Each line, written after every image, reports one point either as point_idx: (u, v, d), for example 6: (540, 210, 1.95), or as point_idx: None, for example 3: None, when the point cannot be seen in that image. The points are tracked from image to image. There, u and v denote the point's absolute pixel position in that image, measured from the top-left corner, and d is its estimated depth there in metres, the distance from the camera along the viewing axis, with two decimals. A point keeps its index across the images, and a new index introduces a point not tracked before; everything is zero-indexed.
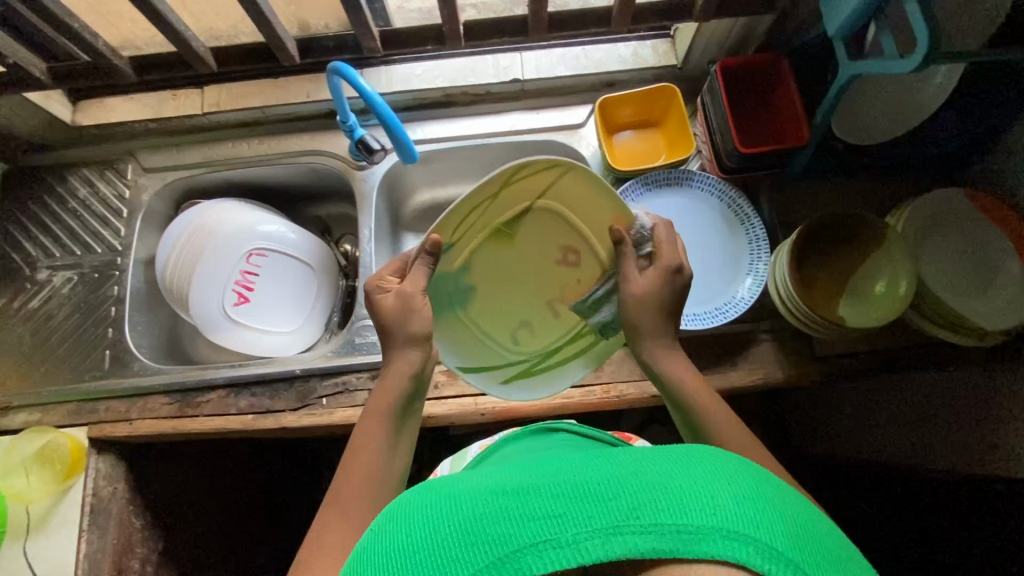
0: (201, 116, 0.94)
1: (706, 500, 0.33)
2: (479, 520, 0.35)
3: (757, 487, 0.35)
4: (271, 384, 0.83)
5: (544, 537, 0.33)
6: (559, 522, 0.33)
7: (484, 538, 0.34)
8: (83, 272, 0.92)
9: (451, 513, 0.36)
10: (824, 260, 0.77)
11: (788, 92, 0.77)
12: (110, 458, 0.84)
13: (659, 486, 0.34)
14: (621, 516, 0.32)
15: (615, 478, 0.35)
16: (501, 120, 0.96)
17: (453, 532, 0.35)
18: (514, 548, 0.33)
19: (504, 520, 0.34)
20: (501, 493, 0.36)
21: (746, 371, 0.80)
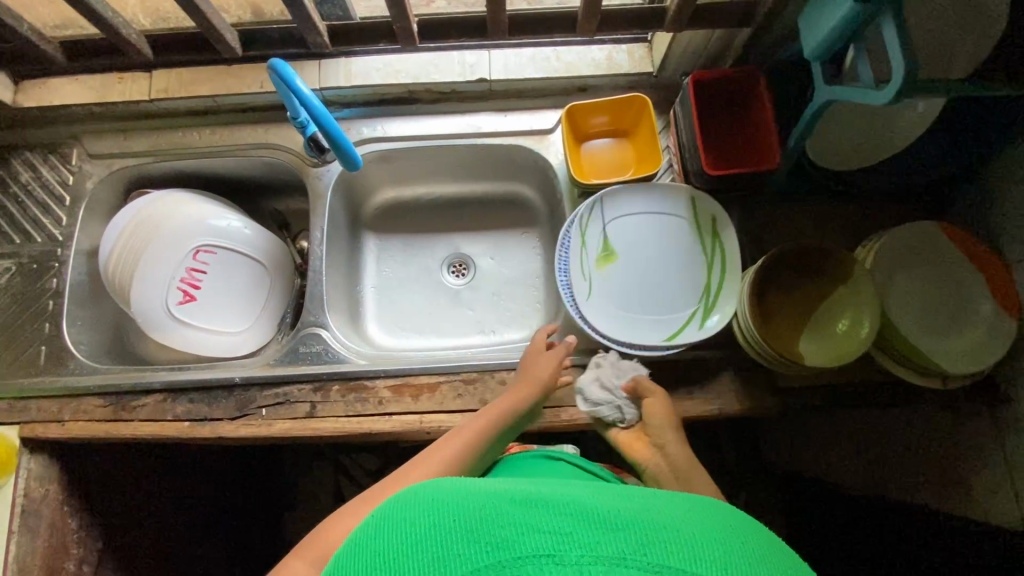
0: (148, 102, 0.89)
1: (712, 554, 0.34)
2: (488, 520, 0.35)
3: (762, 552, 0.36)
4: (210, 391, 0.80)
5: (551, 552, 0.33)
6: (566, 540, 0.33)
7: (487, 538, 0.34)
8: (21, 262, 0.88)
9: (458, 510, 0.37)
10: (786, 293, 0.73)
11: (762, 110, 0.73)
12: (42, 459, 0.82)
13: (668, 534, 0.35)
14: (628, 550, 0.33)
15: (626, 515, 0.36)
16: (465, 122, 0.91)
17: (456, 526, 0.35)
18: (518, 555, 0.33)
19: (510, 525, 0.35)
20: (512, 502, 0.37)
21: (702, 402, 0.77)
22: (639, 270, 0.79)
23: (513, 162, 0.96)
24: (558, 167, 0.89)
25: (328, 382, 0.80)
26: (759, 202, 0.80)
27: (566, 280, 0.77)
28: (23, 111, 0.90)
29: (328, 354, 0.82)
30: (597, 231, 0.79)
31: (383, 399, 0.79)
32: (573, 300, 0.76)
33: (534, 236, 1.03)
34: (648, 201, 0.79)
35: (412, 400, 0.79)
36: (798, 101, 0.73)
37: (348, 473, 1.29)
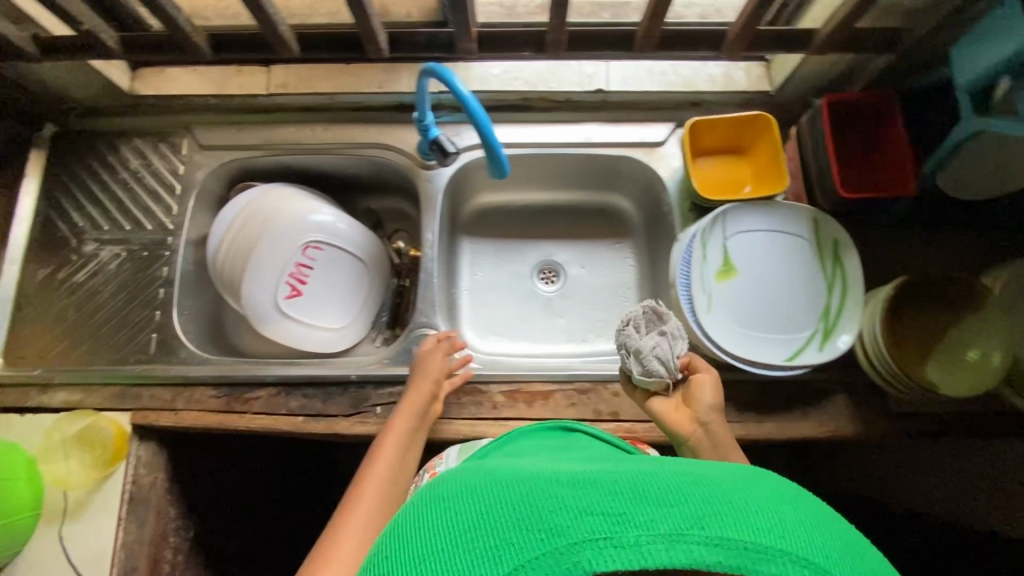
0: (265, 96, 0.89)
1: (773, 521, 0.32)
2: (533, 504, 0.33)
3: (821, 513, 0.34)
4: (324, 387, 0.80)
5: (606, 535, 0.31)
6: (621, 522, 0.31)
7: (540, 525, 0.32)
8: (132, 249, 0.88)
9: (500, 496, 0.34)
10: (915, 318, 0.73)
11: (896, 134, 0.73)
12: (151, 446, 0.82)
13: (724, 500, 0.32)
14: (685, 524, 0.30)
15: (676, 482, 0.33)
16: (576, 131, 0.91)
17: (504, 516, 0.33)
18: (569, 541, 0.31)
19: (560, 510, 0.32)
20: (558, 483, 0.34)
21: (816, 422, 0.78)
22: (759, 287, 0.79)
23: (617, 173, 0.96)
24: (669, 180, 0.90)
25: None
26: (880, 226, 0.80)
27: (687, 293, 0.77)
28: (138, 98, 0.90)
29: None
30: (718, 246, 0.79)
31: (497, 403, 0.79)
32: (695, 314, 0.76)
33: (626, 246, 1.03)
34: (770, 219, 0.79)
35: (526, 406, 0.79)
36: (932, 129, 0.73)
37: None
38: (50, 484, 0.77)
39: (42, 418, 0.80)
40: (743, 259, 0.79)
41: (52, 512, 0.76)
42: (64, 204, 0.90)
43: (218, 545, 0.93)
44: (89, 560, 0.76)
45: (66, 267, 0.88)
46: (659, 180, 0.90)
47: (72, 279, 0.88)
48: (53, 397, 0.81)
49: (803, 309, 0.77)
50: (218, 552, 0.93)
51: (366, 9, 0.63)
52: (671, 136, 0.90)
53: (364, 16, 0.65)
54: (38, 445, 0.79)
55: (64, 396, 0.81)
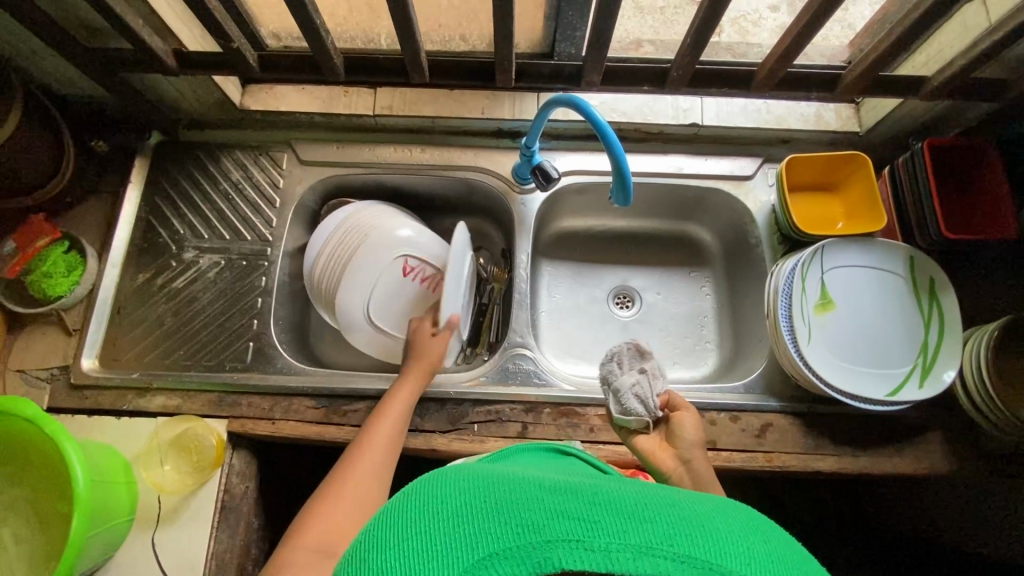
0: (370, 116, 0.92)
1: (738, 548, 0.36)
2: (520, 505, 0.38)
3: (783, 551, 0.37)
4: (422, 402, 0.81)
5: (578, 537, 0.35)
6: (593, 527, 0.35)
7: (518, 520, 0.36)
8: (231, 258, 0.90)
9: (491, 493, 0.39)
10: (1014, 355, 0.73)
11: (996, 180, 0.76)
12: (243, 455, 0.82)
13: (694, 527, 0.36)
14: (656, 539, 0.34)
15: (655, 505, 0.37)
16: (668, 160, 0.94)
17: (487, 506, 0.38)
18: (544, 539, 0.35)
19: (537, 510, 0.37)
20: (543, 491, 0.39)
21: (912, 459, 0.78)
22: (857, 321, 0.80)
23: (701, 204, 0.98)
24: (757, 213, 0.92)
25: (540, 404, 0.81)
26: (975, 266, 0.82)
27: (788, 325, 0.79)
28: (246, 112, 0.93)
29: (537, 376, 0.83)
30: (816, 279, 0.81)
31: (594, 426, 0.79)
32: (796, 346, 0.78)
33: (704, 275, 1.03)
34: (867, 255, 0.81)
35: None
36: None
37: None
38: (146, 488, 0.77)
39: (140, 421, 0.80)
40: (840, 294, 0.81)
41: (147, 517, 0.76)
42: (165, 211, 0.92)
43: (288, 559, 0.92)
44: (181, 570, 0.74)
45: (165, 272, 0.90)
46: (746, 213, 0.93)
47: (170, 285, 0.89)
48: (151, 401, 0.81)
49: (899, 346, 0.79)
50: None
51: (510, 41, 0.67)
52: (759, 170, 0.93)
53: (505, 46, 0.68)
54: (138, 448, 0.79)
55: (162, 400, 0.82)
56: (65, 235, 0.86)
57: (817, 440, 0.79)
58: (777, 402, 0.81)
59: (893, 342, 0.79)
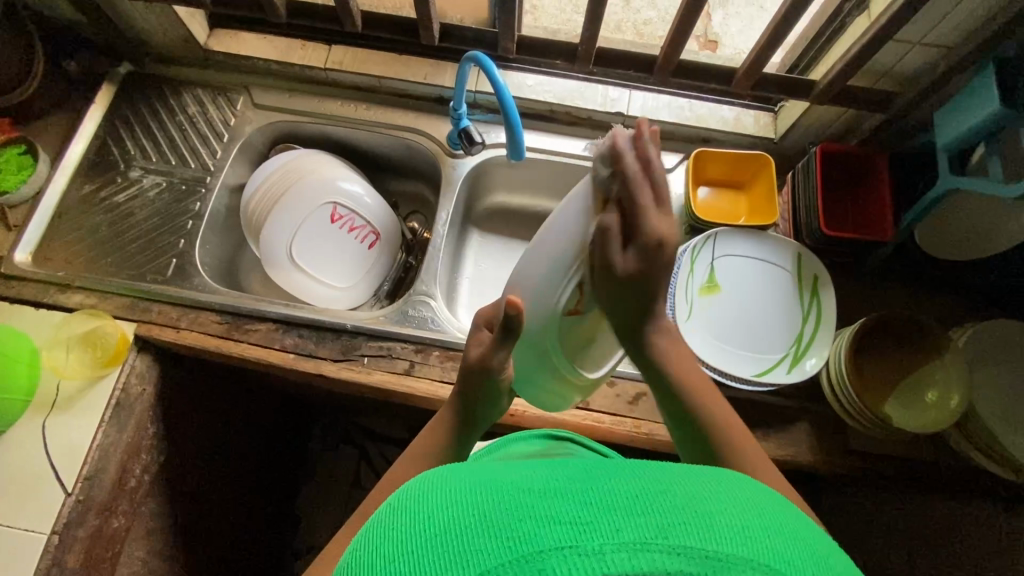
0: (321, 69, 0.99)
1: (735, 526, 0.31)
2: (510, 513, 0.31)
3: (781, 520, 0.33)
4: (320, 330, 0.85)
5: (573, 543, 0.29)
6: (586, 530, 0.29)
7: (508, 532, 0.30)
8: (172, 181, 0.97)
9: (477, 503, 0.32)
10: (879, 358, 0.78)
11: (880, 186, 0.80)
12: (146, 359, 0.86)
13: (686, 512, 0.30)
14: (650, 534, 0.29)
15: (647, 495, 0.31)
16: (601, 140, 0.99)
17: (475, 519, 0.31)
18: (538, 548, 0.29)
19: (529, 518, 0.30)
20: (534, 494, 0.32)
21: (775, 444, 0.80)
22: (739, 308, 0.84)
23: None
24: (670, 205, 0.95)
25: (430, 346, 0.85)
26: (859, 271, 0.85)
27: (672, 301, 0.82)
28: (210, 53, 1.00)
29: (433, 323, 0.88)
30: (706, 263, 0.85)
31: None
32: (676, 321, 0.81)
33: None
34: (757, 248, 0.85)
35: None
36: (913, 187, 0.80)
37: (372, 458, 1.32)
38: (45, 374, 0.81)
39: (55, 313, 0.85)
40: (727, 278, 0.85)
41: (42, 400, 0.80)
42: (122, 132, 0.99)
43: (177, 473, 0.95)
44: (63, 453, 0.79)
45: (110, 186, 0.96)
46: None
47: (113, 198, 0.95)
48: (70, 297, 0.86)
49: (773, 335, 0.82)
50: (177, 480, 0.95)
51: None
52: (679, 165, 0.97)
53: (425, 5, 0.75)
54: (47, 337, 0.84)
55: (80, 298, 0.87)
56: (21, 139, 0.93)
57: None
58: None
59: (767, 330, 0.83)
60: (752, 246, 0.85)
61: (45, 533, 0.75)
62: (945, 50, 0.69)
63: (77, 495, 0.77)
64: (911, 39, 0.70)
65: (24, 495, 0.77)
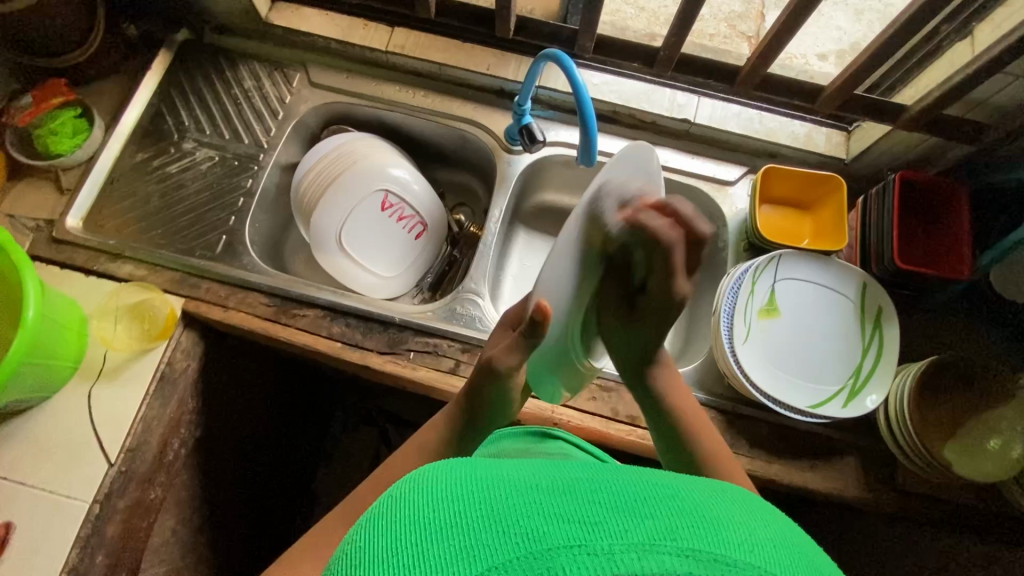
0: (381, 52, 0.97)
1: (742, 534, 0.29)
2: (515, 509, 0.30)
3: (786, 532, 0.32)
4: (367, 321, 0.84)
5: (580, 542, 0.28)
6: (592, 530, 0.28)
7: (516, 527, 0.29)
8: (225, 156, 0.96)
9: (480, 496, 0.31)
10: (947, 397, 0.74)
11: (960, 221, 0.77)
12: (192, 335, 0.86)
13: (695, 514, 0.30)
14: (657, 535, 0.28)
15: (653, 494, 0.31)
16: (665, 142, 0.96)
17: (482, 515, 0.30)
18: (545, 547, 0.28)
19: (537, 514, 0.29)
20: (536, 489, 0.31)
21: (822, 476, 0.78)
22: (796, 334, 0.82)
23: None
24: (730, 219, 0.92)
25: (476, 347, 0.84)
26: (922, 306, 0.83)
27: (729, 321, 0.80)
28: (269, 27, 0.98)
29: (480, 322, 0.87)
30: (767, 286, 0.82)
31: None
32: (731, 343, 0.79)
33: None
34: (820, 273, 0.82)
35: None
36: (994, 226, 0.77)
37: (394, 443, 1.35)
38: (94, 342, 0.81)
39: (105, 282, 0.85)
40: (787, 303, 0.82)
41: (90, 368, 0.80)
42: (177, 102, 0.98)
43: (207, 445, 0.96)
44: (108, 423, 0.79)
45: (163, 156, 0.95)
46: (720, 217, 0.93)
47: (164, 168, 0.95)
48: (120, 267, 0.86)
49: (829, 366, 0.80)
50: (206, 452, 0.96)
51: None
52: (742, 178, 0.94)
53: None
54: (97, 306, 0.84)
55: (130, 269, 0.86)
56: (78, 102, 0.92)
57: (733, 438, 0.80)
58: (704, 395, 0.82)
59: (824, 362, 0.80)
60: (814, 272, 0.82)
61: (86, 502, 0.76)
62: None
63: (119, 467, 0.78)
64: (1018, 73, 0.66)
65: (68, 461, 0.77)
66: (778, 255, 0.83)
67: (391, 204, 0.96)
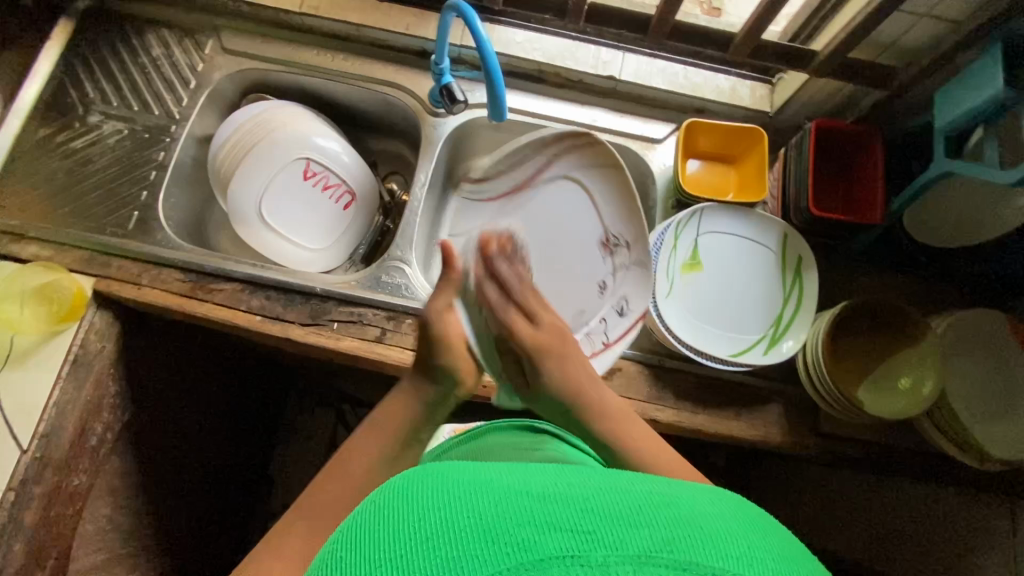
0: (296, 14, 0.93)
1: (733, 545, 0.29)
2: (505, 518, 0.29)
3: (775, 542, 0.32)
4: (288, 293, 0.82)
5: (573, 552, 0.28)
6: (588, 540, 0.28)
7: (506, 539, 0.28)
8: (134, 129, 0.91)
9: (468, 504, 0.31)
10: (857, 340, 0.77)
11: (873, 167, 0.77)
12: (106, 316, 0.83)
13: (690, 528, 0.30)
14: (653, 546, 0.28)
15: (648, 507, 0.30)
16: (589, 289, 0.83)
17: (472, 526, 0.29)
18: (537, 557, 0.27)
19: (529, 525, 0.29)
20: (529, 497, 0.31)
21: (747, 425, 0.79)
22: (720, 286, 0.82)
23: None
24: (658, 176, 0.92)
25: (402, 314, 0.82)
26: (844, 254, 0.84)
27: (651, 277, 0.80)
28: None
29: (406, 290, 0.85)
30: (690, 240, 0.82)
31: None
32: (654, 297, 0.80)
33: None
34: (742, 225, 0.83)
35: None
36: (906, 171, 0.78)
37: (348, 421, 1.34)
38: None
39: (8, 265, 0.81)
40: (709, 256, 0.83)
41: None
42: (80, 73, 0.93)
43: (138, 428, 0.94)
44: (18, 408, 0.76)
45: (68, 131, 0.90)
46: (649, 175, 0.93)
47: (70, 144, 0.90)
48: (24, 249, 0.82)
49: (751, 317, 0.81)
50: (138, 435, 0.94)
51: None
52: (670, 135, 0.93)
53: None
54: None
55: (35, 250, 0.82)
56: None
57: (660, 391, 0.80)
58: (631, 350, 0.82)
59: (745, 313, 0.81)
60: (734, 225, 0.83)
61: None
62: (956, 25, 0.65)
63: (33, 453, 0.75)
64: (919, 11, 0.66)
65: None
66: (700, 208, 0.83)
67: (313, 173, 0.93)
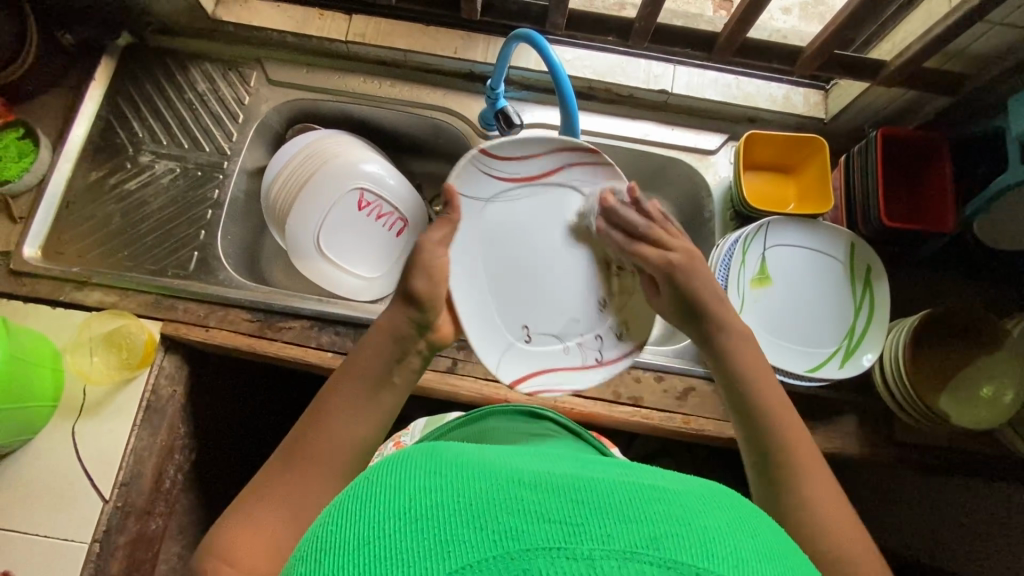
0: (341, 42, 0.92)
1: (734, 548, 0.24)
2: (485, 500, 0.24)
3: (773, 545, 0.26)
4: (357, 327, 0.82)
5: (560, 545, 0.23)
6: (573, 532, 0.23)
7: (491, 524, 0.23)
8: (186, 167, 0.91)
9: (447, 485, 0.26)
10: (936, 349, 0.76)
11: (942, 175, 0.77)
12: (175, 359, 0.82)
13: (683, 522, 0.24)
14: (642, 541, 0.23)
15: (644, 497, 0.25)
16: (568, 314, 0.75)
17: (452, 509, 0.24)
18: (524, 547, 0.23)
19: (512, 510, 0.24)
20: (521, 483, 0.25)
21: (824, 437, 0.79)
22: (790, 299, 0.82)
23: (663, 173, 0.96)
24: (714, 189, 0.91)
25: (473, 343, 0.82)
26: (909, 260, 0.84)
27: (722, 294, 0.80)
28: (218, 24, 0.92)
29: None
30: (757, 255, 0.82)
31: None
32: None
33: None
34: (809, 237, 0.82)
35: None
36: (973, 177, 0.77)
37: None
38: (70, 376, 0.77)
39: (76, 313, 0.80)
40: (778, 270, 0.82)
41: (71, 405, 0.76)
42: (126, 112, 0.92)
43: (205, 463, 0.94)
44: (97, 457, 0.76)
45: (120, 172, 0.90)
46: (705, 187, 0.92)
47: (123, 185, 0.90)
48: (88, 295, 0.81)
49: (825, 330, 0.81)
50: (204, 470, 0.94)
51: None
52: (723, 146, 0.92)
53: None
54: (69, 339, 0.79)
55: (99, 296, 0.81)
56: (19, 121, 0.84)
57: None
58: (704, 369, 0.82)
59: (818, 326, 0.81)
60: (803, 238, 0.82)
61: (85, 542, 0.73)
62: None
63: (115, 502, 0.75)
64: (994, 20, 0.66)
65: (60, 503, 0.74)
66: (766, 220, 0.82)
67: (366, 201, 0.92)
